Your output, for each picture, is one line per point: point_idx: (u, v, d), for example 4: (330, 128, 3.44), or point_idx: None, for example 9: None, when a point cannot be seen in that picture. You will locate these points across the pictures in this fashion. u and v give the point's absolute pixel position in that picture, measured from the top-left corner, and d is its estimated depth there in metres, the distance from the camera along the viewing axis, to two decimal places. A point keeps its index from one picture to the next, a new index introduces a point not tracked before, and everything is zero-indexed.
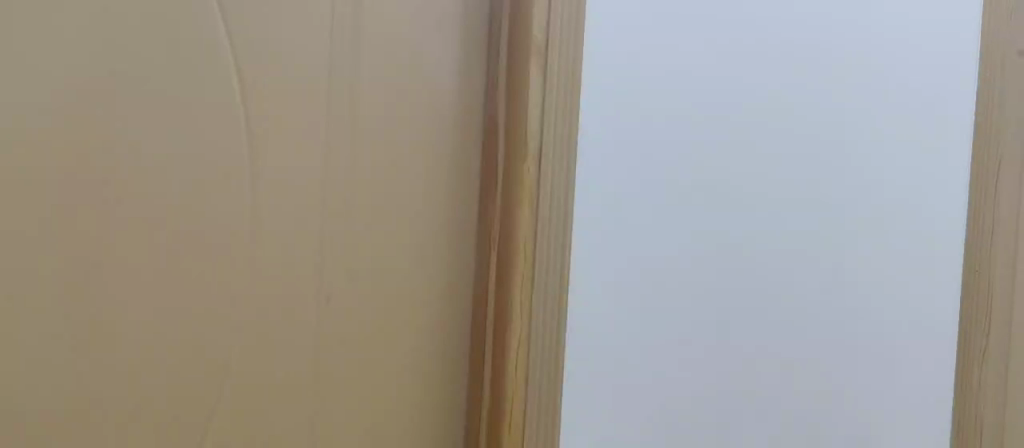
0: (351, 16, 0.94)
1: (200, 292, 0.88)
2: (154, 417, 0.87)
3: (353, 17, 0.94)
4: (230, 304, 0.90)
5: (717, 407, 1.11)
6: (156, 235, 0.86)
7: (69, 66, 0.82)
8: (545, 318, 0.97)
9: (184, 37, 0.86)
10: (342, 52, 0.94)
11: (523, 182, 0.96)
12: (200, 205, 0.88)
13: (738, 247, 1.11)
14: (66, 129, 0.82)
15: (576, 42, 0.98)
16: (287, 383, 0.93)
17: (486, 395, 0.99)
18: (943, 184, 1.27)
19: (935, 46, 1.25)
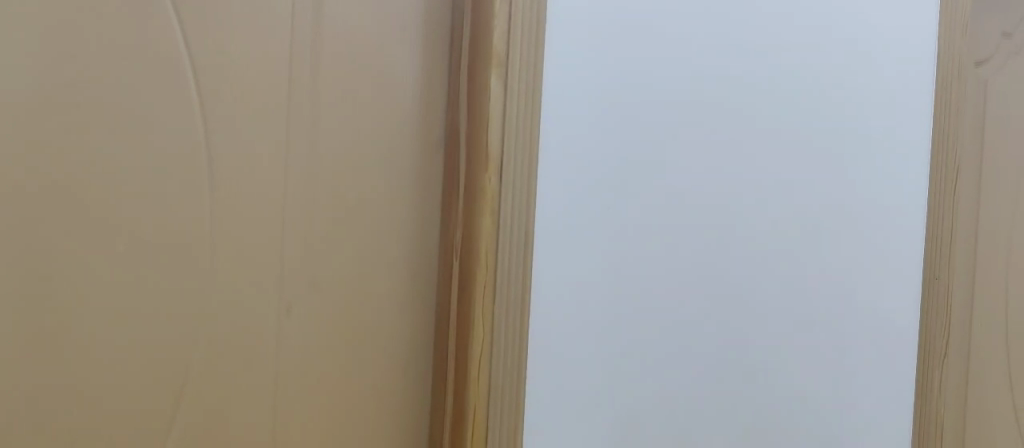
0: (314, 19, 0.94)
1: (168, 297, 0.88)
2: (124, 430, 0.87)
3: (313, 14, 0.94)
4: (199, 313, 0.89)
5: (695, 410, 1.10)
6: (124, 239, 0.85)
7: (26, 78, 0.80)
8: (506, 328, 0.94)
9: (141, 41, 0.85)
10: (303, 49, 0.93)
11: (484, 192, 0.94)
12: (166, 216, 0.87)
13: (715, 246, 1.11)
14: (21, 145, 0.80)
15: (535, 47, 0.95)
16: (259, 385, 0.93)
17: (450, 405, 0.97)
18: (902, 186, 1.30)
19: (891, 49, 1.28)
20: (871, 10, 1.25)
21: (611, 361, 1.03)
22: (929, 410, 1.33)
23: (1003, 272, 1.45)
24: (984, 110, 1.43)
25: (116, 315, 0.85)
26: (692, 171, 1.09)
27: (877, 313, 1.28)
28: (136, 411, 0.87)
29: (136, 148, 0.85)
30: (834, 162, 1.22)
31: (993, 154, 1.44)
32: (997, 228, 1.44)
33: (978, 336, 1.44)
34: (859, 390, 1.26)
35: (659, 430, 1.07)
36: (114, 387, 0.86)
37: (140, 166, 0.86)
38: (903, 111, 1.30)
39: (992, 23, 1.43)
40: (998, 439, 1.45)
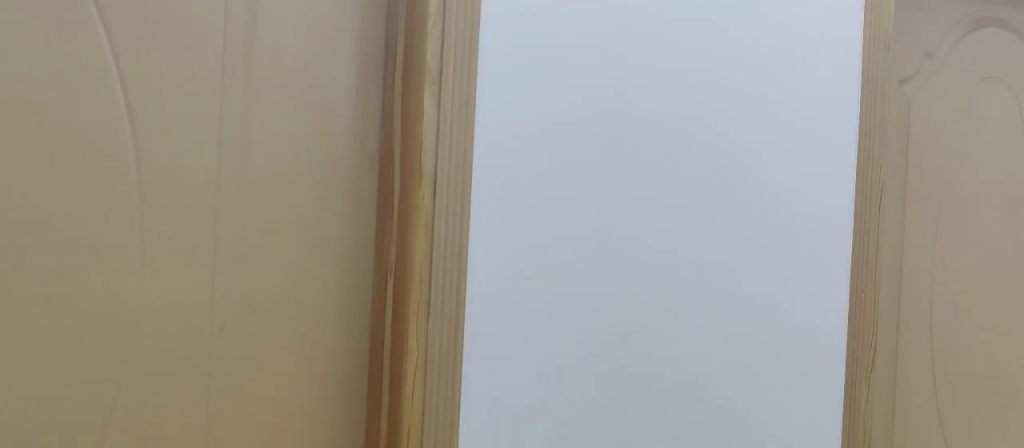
0: (246, 25, 0.93)
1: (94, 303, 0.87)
2: (59, 436, 0.86)
3: (246, 20, 0.93)
4: (128, 326, 0.88)
5: (635, 412, 1.11)
6: (51, 246, 0.84)
7: None
8: (440, 343, 0.94)
9: (72, 47, 0.84)
10: (234, 54, 0.93)
11: (417, 207, 0.94)
12: (91, 228, 0.86)
13: (653, 252, 1.11)
14: None
15: (468, 64, 0.95)
16: (192, 393, 0.92)
17: (386, 421, 0.97)
18: (828, 199, 1.28)
19: (826, 63, 1.27)
20: (807, 23, 1.25)
21: (547, 375, 1.03)
22: (856, 417, 1.32)
23: (926, 280, 1.49)
24: (908, 125, 1.46)
25: (48, 319, 0.84)
26: (631, 183, 1.09)
27: (807, 327, 1.27)
28: (67, 423, 0.86)
29: (66, 161, 0.84)
30: (772, 171, 1.22)
31: (917, 168, 1.47)
32: (920, 240, 1.48)
33: (904, 341, 1.48)
34: (794, 400, 1.25)
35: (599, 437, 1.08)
36: (46, 399, 0.85)
37: (69, 174, 0.85)
38: (829, 124, 1.28)
39: (914, 43, 1.46)
40: (921, 434, 1.50)
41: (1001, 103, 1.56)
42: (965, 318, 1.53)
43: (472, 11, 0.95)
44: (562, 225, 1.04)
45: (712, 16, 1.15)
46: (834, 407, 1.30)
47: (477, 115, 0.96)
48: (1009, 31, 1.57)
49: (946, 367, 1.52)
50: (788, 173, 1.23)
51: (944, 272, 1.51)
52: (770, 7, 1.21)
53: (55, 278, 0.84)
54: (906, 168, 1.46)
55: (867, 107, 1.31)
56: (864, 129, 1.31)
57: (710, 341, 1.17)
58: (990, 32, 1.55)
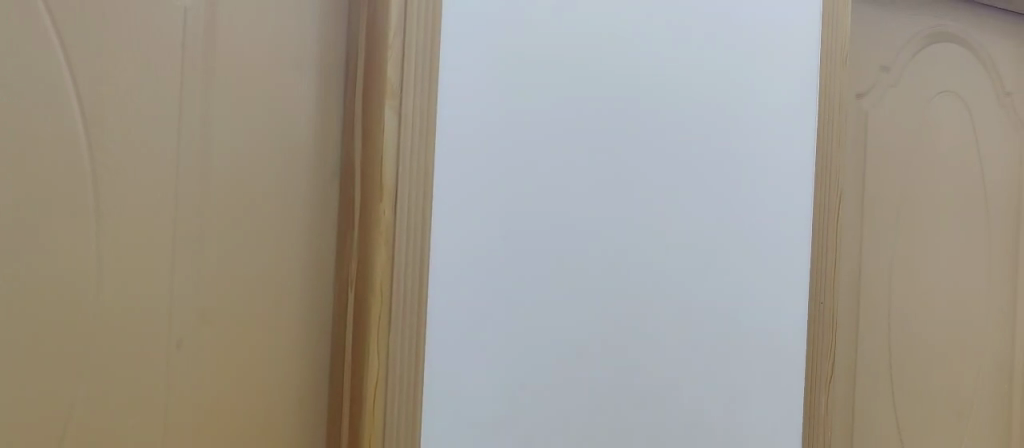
0: (205, 33, 0.93)
1: (46, 306, 0.87)
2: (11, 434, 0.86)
3: (206, 27, 0.93)
4: (82, 331, 0.88)
5: (606, 421, 1.09)
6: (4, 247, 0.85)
7: None
8: (400, 357, 0.94)
9: (26, 50, 0.85)
10: (193, 62, 0.92)
11: (377, 221, 0.93)
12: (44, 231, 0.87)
13: (625, 261, 1.10)
14: None
15: (429, 76, 0.94)
16: (148, 399, 0.92)
17: (346, 434, 0.96)
18: (797, 208, 1.25)
19: (799, 68, 1.25)
20: (776, 32, 1.23)
21: (510, 387, 1.01)
22: (816, 433, 1.28)
23: (885, 293, 1.50)
24: (865, 138, 1.47)
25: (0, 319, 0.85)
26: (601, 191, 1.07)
27: (768, 340, 1.23)
28: (19, 423, 0.86)
29: (17, 164, 0.85)
30: (749, 177, 1.20)
31: (874, 180, 1.48)
32: (878, 252, 1.49)
33: (866, 345, 1.49)
34: (757, 414, 1.22)
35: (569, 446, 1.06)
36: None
37: (20, 177, 0.85)
38: (786, 137, 1.24)
39: (871, 57, 1.48)
40: (882, 437, 1.51)
41: (956, 117, 1.59)
42: (920, 328, 1.55)
43: (432, 23, 0.94)
44: (525, 237, 1.02)
45: (678, 24, 1.13)
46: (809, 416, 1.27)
47: (439, 127, 0.96)
48: (963, 47, 1.60)
49: (903, 371, 1.53)
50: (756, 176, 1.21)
51: (902, 283, 1.53)
52: (737, 13, 1.19)
53: (10, 281, 0.85)
54: (864, 182, 1.47)
55: (827, 118, 1.27)
56: (824, 143, 1.27)
57: (685, 349, 1.15)
58: (944, 46, 1.57)
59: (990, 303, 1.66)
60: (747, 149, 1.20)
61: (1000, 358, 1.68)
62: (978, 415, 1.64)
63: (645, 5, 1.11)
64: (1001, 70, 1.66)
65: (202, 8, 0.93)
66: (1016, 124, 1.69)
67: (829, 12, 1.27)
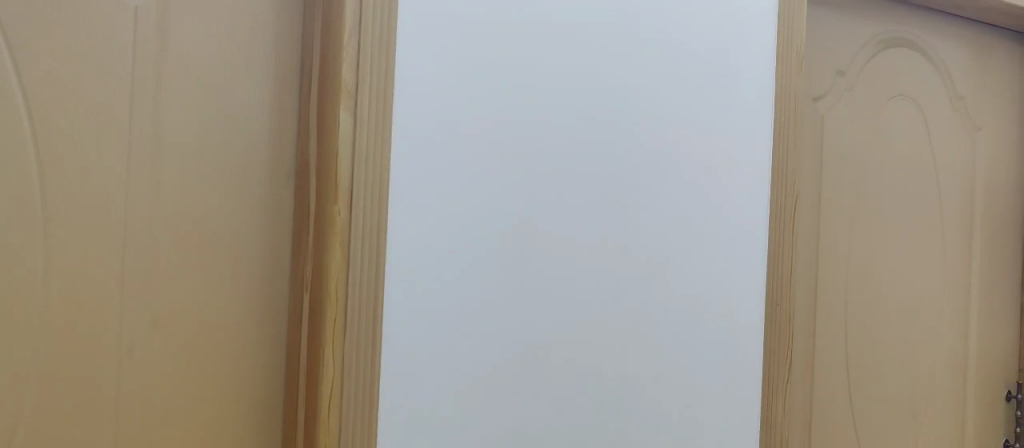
0: (157, 34, 0.92)
1: None
2: None
3: (158, 28, 0.92)
4: (31, 335, 0.87)
5: (563, 423, 1.09)
6: None
7: None
8: (356, 360, 0.93)
9: None
10: (144, 62, 0.91)
11: (332, 223, 0.92)
12: None
13: (581, 264, 1.09)
14: None
15: (385, 77, 0.93)
16: (98, 404, 0.90)
17: (301, 438, 0.95)
18: (754, 210, 1.26)
19: (755, 70, 1.25)
20: (733, 33, 1.23)
21: (466, 389, 1.01)
22: (773, 433, 1.28)
23: (841, 292, 1.52)
24: (821, 141, 1.48)
25: None
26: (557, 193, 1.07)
27: (723, 340, 1.23)
28: None
29: None
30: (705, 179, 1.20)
31: (830, 181, 1.50)
32: (834, 252, 1.50)
33: (823, 346, 1.49)
34: (714, 413, 1.22)
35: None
36: None
37: None
38: (740, 138, 1.24)
39: (827, 61, 1.49)
40: (838, 436, 1.52)
41: (909, 120, 1.60)
42: (875, 328, 1.57)
43: (387, 23, 0.94)
44: (480, 239, 1.01)
45: (633, 24, 1.13)
46: (766, 416, 1.27)
47: (394, 129, 0.95)
48: (916, 51, 1.62)
49: (859, 370, 1.54)
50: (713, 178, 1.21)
51: (858, 282, 1.54)
52: (693, 16, 1.19)
53: None
54: (820, 183, 1.48)
55: (781, 118, 1.27)
56: (779, 144, 1.27)
57: (642, 351, 1.15)
58: (898, 50, 1.59)
59: (944, 301, 1.67)
60: (700, 150, 1.20)
61: (955, 356, 1.69)
62: (933, 412, 1.66)
63: (601, 6, 1.11)
64: (954, 73, 1.68)
65: (153, 9, 0.91)
66: (970, 126, 1.70)
67: (786, 14, 1.27)
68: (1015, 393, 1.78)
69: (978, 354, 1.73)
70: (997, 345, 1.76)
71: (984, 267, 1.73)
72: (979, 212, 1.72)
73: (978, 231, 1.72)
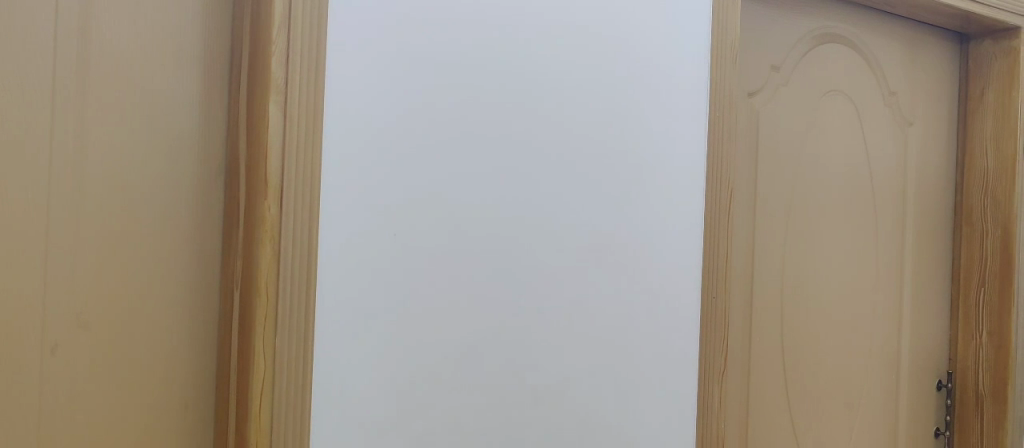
0: (80, 26, 0.89)
1: None
2: None
3: (82, 19, 0.89)
4: None
5: (500, 416, 1.09)
6: None
7: None
8: (287, 357, 0.91)
9: None
10: (67, 54, 0.88)
11: (263, 220, 0.90)
12: None
13: (516, 258, 1.09)
14: None
15: (316, 73, 0.92)
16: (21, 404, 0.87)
17: (233, 435, 0.94)
18: (689, 205, 1.27)
19: (688, 68, 1.26)
20: (666, 30, 1.24)
21: (400, 388, 1.00)
22: (711, 425, 1.29)
23: (777, 284, 1.53)
24: (756, 136, 1.49)
25: None
26: (491, 188, 1.07)
27: (659, 334, 1.24)
28: None
29: None
30: (638, 174, 1.21)
31: (766, 177, 1.51)
32: (770, 247, 1.52)
33: (759, 338, 1.51)
34: (648, 408, 1.23)
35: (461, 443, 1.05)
36: None
37: None
38: (676, 135, 1.25)
39: (762, 56, 1.51)
40: (775, 426, 1.54)
41: (842, 115, 1.63)
42: (809, 320, 1.59)
43: (318, 18, 0.92)
44: (413, 236, 1.01)
45: (566, 20, 1.14)
46: (703, 409, 1.28)
47: (325, 125, 0.93)
48: (848, 48, 1.64)
49: (793, 361, 1.56)
50: (647, 174, 1.22)
51: (793, 275, 1.56)
52: (625, 12, 1.19)
53: None
54: (756, 178, 1.49)
55: (717, 112, 1.28)
56: (714, 139, 1.28)
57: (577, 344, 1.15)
58: (830, 47, 1.61)
59: (877, 293, 1.71)
60: (634, 146, 1.21)
61: (889, 347, 1.73)
62: (867, 402, 1.69)
63: (535, 2, 1.10)
64: (886, 69, 1.70)
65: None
66: (900, 122, 1.73)
67: (721, 9, 1.28)
68: (945, 382, 1.83)
69: (911, 344, 1.76)
70: (928, 335, 1.80)
71: (915, 260, 1.77)
72: (911, 205, 1.75)
73: (911, 224, 1.76)
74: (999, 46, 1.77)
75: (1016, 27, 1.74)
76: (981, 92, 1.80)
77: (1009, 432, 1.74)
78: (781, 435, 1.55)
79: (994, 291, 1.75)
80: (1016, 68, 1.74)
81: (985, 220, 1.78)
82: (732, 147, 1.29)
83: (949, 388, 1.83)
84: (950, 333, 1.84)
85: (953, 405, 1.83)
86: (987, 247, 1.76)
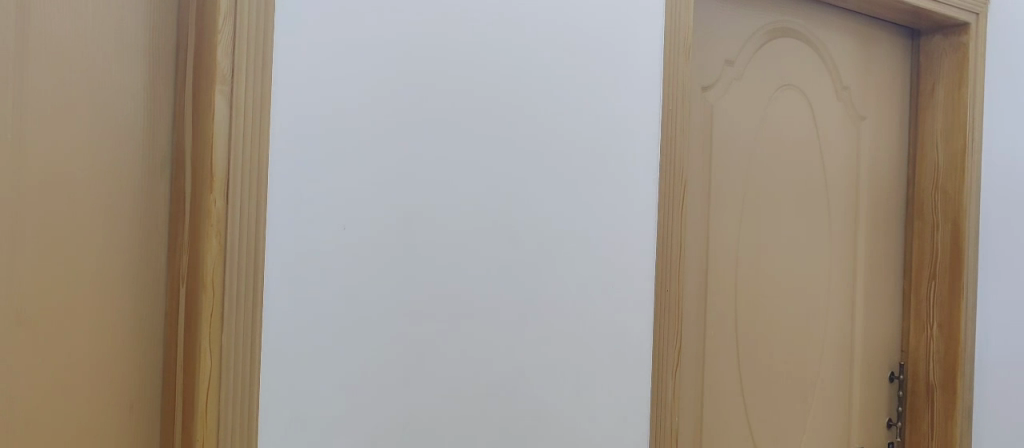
0: (18, 16, 0.87)
1: None
2: None
3: (20, 7, 0.87)
4: None
5: (452, 410, 1.08)
6: None
7: None
8: (234, 350, 0.90)
9: None
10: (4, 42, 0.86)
11: (208, 211, 0.88)
12: None
13: (468, 252, 1.09)
14: None
15: (263, 64, 0.91)
16: None
17: (181, 430, 0.92)
18: (643, 199, 1.27)
19: (642, 63, 1.26)
20: (620, 24, 1.24)
21: (350, 383, 0.99)
22: (665, 418, 1.29)
23: (731, 276, 1.54)
24: (711, 130, 1.50)
25: None
26: (443, 182, 1.06)
27: (613, 328, 1.24)
28: None
29: None
30: (591, 167, 1.21)
31: (721, 170, 1.52)
32: (724, 240, 1.53)
33: (714, 330, 1.52)
34: (602, 401, 1.23)
35: (413, 438, 1.05)
36: None
37: None
38: (630, 128, 1.25)
39: (715, 50, 1.51)
40: (730, 418, 1.55)
41: (795, 109, 1.64)
42: (763, 313, 1.60)
43: (265, 10, 0.91)
44: (363, 230, 1.00)
45: (520, 15, 1.13)
46: (657, 402, 1.28)
47: (272, 117, 0.92)
48: (801, 42, 1.65)
49: (748, 353, 1.57)
50: (601, 168, 1.22)
51: (747, 268, 1.57)
52: (578, 8, 1.19)
53: None
54: (710, 171, 1.50)
55: (670, 107, 1.28)
56: (667, 133, 1.28)
57: (531, 337, 1.15)
58: (784, 41, 1.62)
59: (830, 286, 1.72)
60: (588, 140, 1.21)
61: (842, 339, 1.75)
62: (821, 394, 1.71)
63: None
64: (838, 64, 1.72)
65: None
66: (853, 116, 1.75)
67: (674, 4, 1.28)
68: (897, 373, 1.85)
69: (864, 336, 1.78)
70: (881, 327, 1.82)
71: (868, 253, 1.79)
72: (863, 199, 1.77)
73: (863, 217, 1.77)
74: (949, 42, 1.79)
75: (966, 24, 1.76)
76: (931, 88, 1.82)
77: (960, 422, 1.78)
78: (736, 427, 1.56)
79: (944, 284, 1.79)
80: (965, 65, 1.77)
81: (935, 214, 1.80)
82: (686, 141, 1.29)
83: (901, 379, 1.85)
84: (902, 325, 1.86)
85: (904, 395, 1.86)
86: (938, 240, 1.79)
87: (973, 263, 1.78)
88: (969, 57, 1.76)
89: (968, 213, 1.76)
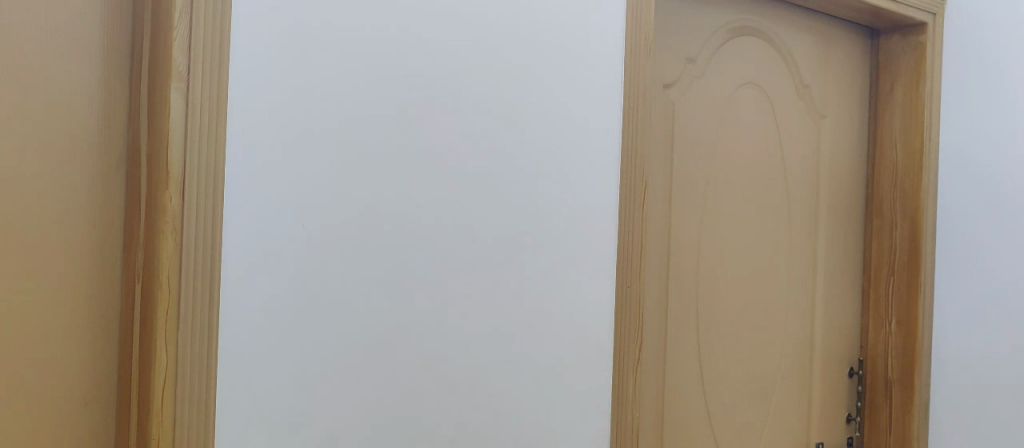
0: None
1: None
2: None
3: None
4: None
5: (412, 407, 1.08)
6: None
7: None
8: (189, 348, 0.89)
9: None
10: None
11: (164, 207, 0.87)
12: None
13: (428, 250, 1.08)
14: None
15: (218, 60, 0.90)
16: None
17: (136, 427, 0.91)
18: (603, 197, 1.27)
19: (603, 63, 1.26)
20: (581, 24, 1.24)
21: (308, 382, 0.99)
22: (626, 413, 1.30)
23: (692, 273, 1.55)
24: (672, 128, 1.51)
25: None
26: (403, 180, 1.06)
27: (574, 325, 1.24)
28: None
29: None
30: (552, 164, 1.21)
31: (682, 167, 1.52)
32: (685, 237, 1.54)
33: (675, 326, 1.53)
34: (562, 398, 1.23)
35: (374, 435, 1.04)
36: None
37: None
38: (590, 127, 1.25)
39: (677, 49, 1.52)
40: (691, 413, 1.56)
41: (756, 108, 1.65)
42: (724, 310, 1.61)
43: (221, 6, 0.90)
44: (321, 228, 0.99)
45: (479, 14, 1.13)
46: (618, 398, 1.29)
47: (228, 114, 0.91)
48: (762, 41, 1.66)
49: (709, 348, 1.58)
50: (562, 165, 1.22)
51: (708, 265, 1.58)
52: (538, 7, 1.19)
53: None
54: (671, 169, 1.50)
55: (630, 106, 1.28)
56: (628, 132, 1.28)
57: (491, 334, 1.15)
58: (744, 40, 1.63)
59: (790, 283, 1.74)
60: (549, 138, 1.21)
61: (802, 335, 1.76)
62: (781, 389, 1.72)
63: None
64: (799, 62, 1.73)
65: None
66: (812, 113, 1.77)
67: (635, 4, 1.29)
68: (857, 368, 1.87)
69: (824, 331, 1.80)
70: (840, 324, 1.84)
71: (828, 250, 1.80)
72: (823, 196, 1.79)
73: (823, 215, 1.79)
74: (907, 42, 1.81)
75: (923, 24, 1.79)
76: (890, 87, 1.84)
77: (917, 416, 1.80)
78: (698, 422, 1.57)
79: (902, 280, 1.81)
80: (923, 64, 1.79)
81: (893, 211, 1.82)
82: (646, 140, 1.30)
83: (860, 374, 1.88)
84: (861, 321, 1.88)
85: (863, 390, 1.88)
86: (896, 236, 1.81)
87: (929, 259, 1.80)
88: (927, 57, 1.79)
89: (925, 210, 1.78)
